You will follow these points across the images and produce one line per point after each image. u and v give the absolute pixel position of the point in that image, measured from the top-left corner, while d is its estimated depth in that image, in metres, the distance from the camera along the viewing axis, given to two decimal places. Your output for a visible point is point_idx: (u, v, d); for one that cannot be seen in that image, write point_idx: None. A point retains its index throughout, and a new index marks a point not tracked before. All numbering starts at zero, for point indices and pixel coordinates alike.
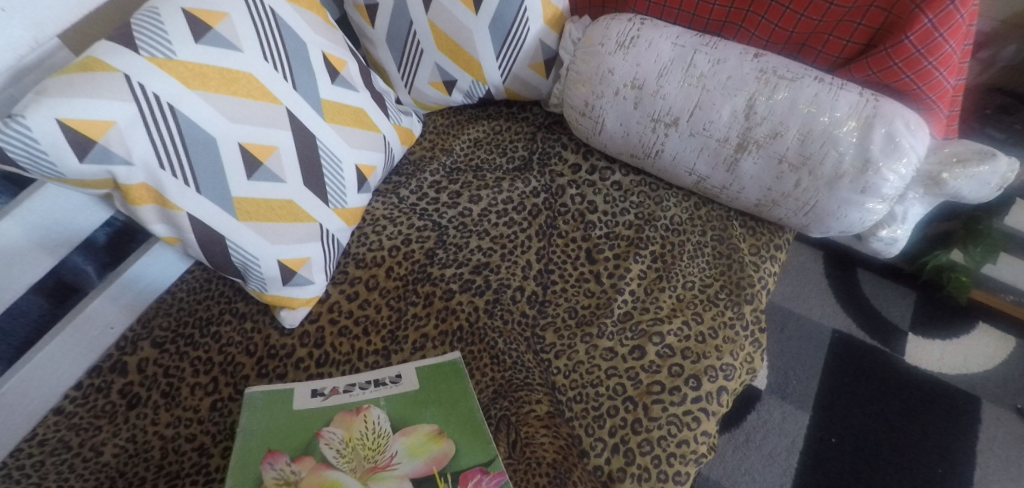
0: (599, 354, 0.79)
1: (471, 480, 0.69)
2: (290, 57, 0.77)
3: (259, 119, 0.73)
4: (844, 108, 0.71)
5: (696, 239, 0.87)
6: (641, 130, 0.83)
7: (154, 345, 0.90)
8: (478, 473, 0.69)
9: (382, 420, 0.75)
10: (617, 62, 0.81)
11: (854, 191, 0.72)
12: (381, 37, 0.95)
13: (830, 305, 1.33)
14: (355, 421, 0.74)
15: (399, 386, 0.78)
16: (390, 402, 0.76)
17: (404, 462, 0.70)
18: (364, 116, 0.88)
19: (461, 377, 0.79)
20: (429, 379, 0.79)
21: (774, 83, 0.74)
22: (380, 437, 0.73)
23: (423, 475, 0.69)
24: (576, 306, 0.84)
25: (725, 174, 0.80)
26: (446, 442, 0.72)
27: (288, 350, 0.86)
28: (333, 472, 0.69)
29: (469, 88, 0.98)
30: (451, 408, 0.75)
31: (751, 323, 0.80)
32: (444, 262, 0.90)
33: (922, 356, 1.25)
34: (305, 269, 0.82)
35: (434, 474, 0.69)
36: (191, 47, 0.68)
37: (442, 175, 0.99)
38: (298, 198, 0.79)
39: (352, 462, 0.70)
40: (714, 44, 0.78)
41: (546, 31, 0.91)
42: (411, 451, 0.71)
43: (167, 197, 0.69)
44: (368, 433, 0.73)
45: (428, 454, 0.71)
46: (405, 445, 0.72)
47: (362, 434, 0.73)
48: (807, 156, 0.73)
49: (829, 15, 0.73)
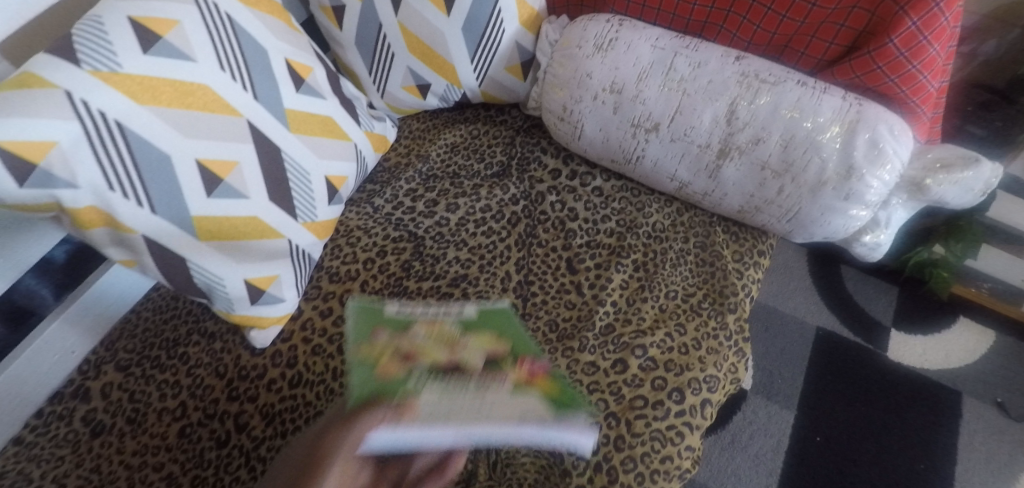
0: (581, 369, 0.76)
1: (524, 363, 0.64)
2: (249, 66, 0.73)
3: (217, 133, 0.69)
4: (827, 113, 0.68)
5: (679, 246, 0.85)
6: (621, 135, 0.80)
7: (118, 369, 0.86)
8: (533, 360, 0.65)
9: (456, 327, 0.68)
10: (595, 65, 0.78)
11: (837, 198, 0.70)
12: (350, 41, 0.91)
13: (814, 302, 1.32)
14: (438, 327, 0.68)
15: (458, 310, 0.70)
16: (463, 318, 0.70)
17: (475, 353, 0.65)
18: (332, 125, 0.84)
19: (512, 318, 0.70)
20: (488, 315, 0.70)
21: (756, 87, 0.71)
22: (454, 334, 0.67)
23: (492, 361, 0.64)
24: (557, 319, 0.82)
25: (707, 180, 0.78)
26: (502, 342, 0.67)
27: (259, 371, 0.83)
28: (427, 354, 0.64)
29: (444, 92, 0.94)
30: (508, 330, 0.68)
31: (735, 333, 0.79)
32: (421, 275, 0.87)
33: (903, 351, 1.26)
34: (274, 287, 0.79)
35: (500, 359, 0.64)
36: (140, 59, 0.64)
37: (417, 183, 0.95)
38: (264, 214, 0.75)
39: (437, 346, 0.65)
40: (695, 46, 0.76)
41: (522, 32, 0.88)
42: (482, 344, 0.66)
43: (119, 220, 0.65)
44: (444, 334, 0.67)
45: (502, 346, 0.66)
46: (475, 343, 0.66)
47: (440, 335, 0.67)
48: (789, 163, 0.70)
49: (812, 17, 0.70)
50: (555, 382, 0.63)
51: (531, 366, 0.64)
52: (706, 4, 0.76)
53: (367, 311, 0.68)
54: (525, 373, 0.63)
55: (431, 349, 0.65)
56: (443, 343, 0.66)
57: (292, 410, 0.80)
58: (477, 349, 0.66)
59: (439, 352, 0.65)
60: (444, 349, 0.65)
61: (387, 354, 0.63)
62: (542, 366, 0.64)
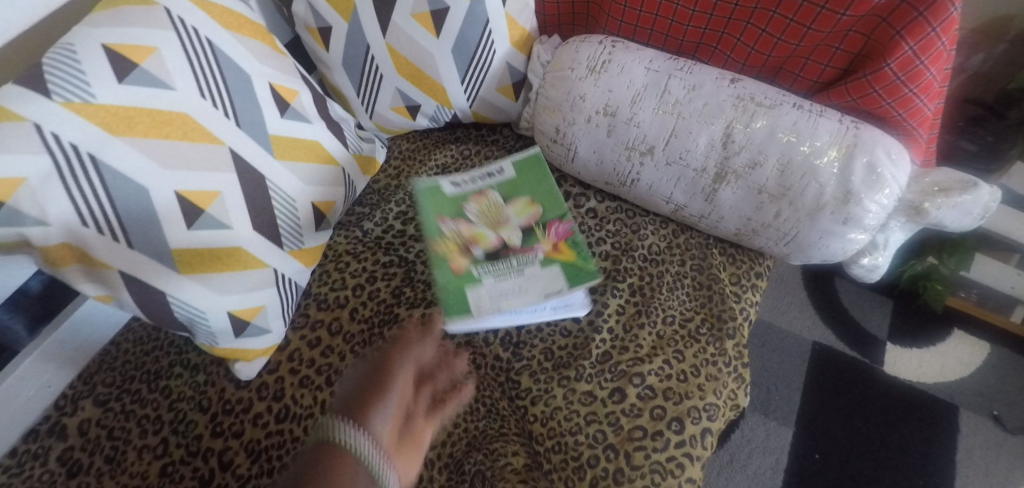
0: (577, 399, 0.75)
1: (553, 229, 0.85)
2: (230, 92, 0.70)
3: (197, 163, 0.67)
4: (824, 137, 0.67)
5: (676, 269, 0.83)
6: (615, 157, 0.78)
7: (96, 405, 0.82)
8: (559, 222, 0.86)
9: (499, 199, 0.89)
10: (588, 88, 0.77)
11: (836, 223, 0.68)
12: (336, 62, 0.89)
13: (810, 317, 1.31)
14: (483, 200, 0.89)
15: (498, 177, 0.90)
16: (502, 186, 0.90)
17: (515, 220, 0.86)
18: (319, 149, 0.81)
19: (544, 165, 0.91)
20: (522, 164, 0.92)
21: (752, 110, 0.70)
22: (499, 206, 0.88)
23: (529, 226, 0.86)
24: (553, 346, 0.80)
25: (703, 203, 0.76)
26: (536, 208, 0.87)
27: (244, 405, 0.80)
28: (477, 227, 0.86)
29: (435, 113, 0.92)
30: (539, 182, 0.89)
31: (734, 359, 0.77)
32: (412, 302, 0.84)
33: (899, 365, 1.24)
34: (259, 318, 0.76)
35: (534, 226, 0.85)
36: (114, 88, 0.62)
37: (407, 205, 0.92)
38: (247, 244, 0.73)
39: (487, 222, 0.87)
40: (690, 68, 0.75)
41: (512, 53, 0.86)
42: (521, 215, 0.87)
43: (93, 255, 0.63)
44: (490, 207, 0.88)
45: (540, 210, 0.87)
46: (514, 211, 0.87)
47: (488, 207, 0.88)
48: (787, 187, 0.69)
49: (807, 40, 0.69)
50: (574, 247, 0.83)
51: (558, 229, 0.85)
52: (700, 25, 0.75)
53: (430, 192, 0.90)
54: (551, 241, 0.84)
55: (481, 230, 0.86)
56: (491, 219, 0.87)
57: (278, 446, 0.77)
58: (520, 211, 0.88)
59: (489, 232, 0.86)
60: (492, 229, 0.86)
61: (456, 245, 0.85)
62: (565, 225, 0.85)
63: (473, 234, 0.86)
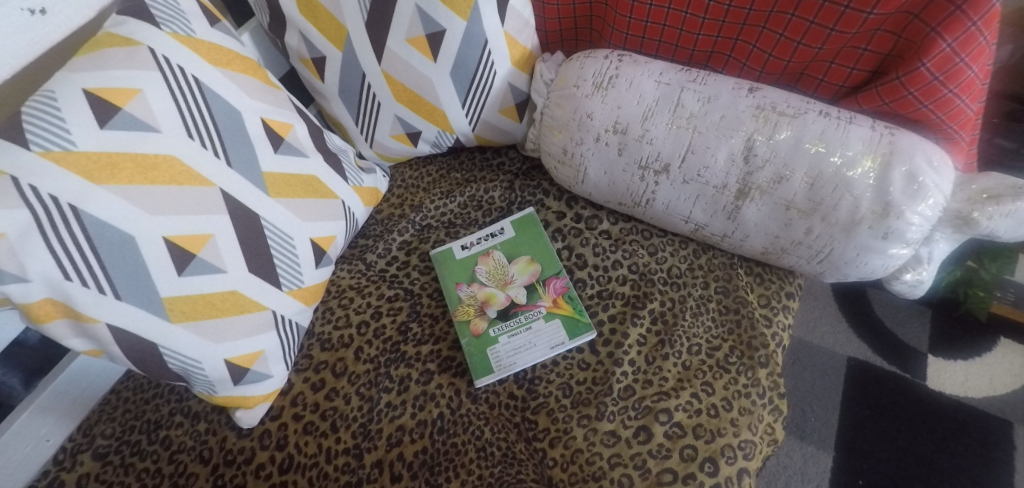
0: (600, 440, 0.69)
1: (551, 286, 0.81)
2: (219, 129, 0.67)
3: (186, 206, 0.64)
4: (856, 145, 0.62)
5: (699, 292, 0.78)
6: (628, 178, 0.74)
7: (96, 458, 0.77)
8: (555, 279, 0.81)
9: (503, 261, 0.84)
10: (595, 105, 0.72)
11: (874, 237, 0.62)
12: (333, 92, 0.85)
13: (843, 331, 1.16)
14: (489, 264, 0.85)
15: (502, 233, 0.86)
16: (504, 246, 0.85)
17: (518, 279, 0.83)
18: (317, 184, 0.78)
19: (538, 222, 0.86)
20: (521, 223, 0.86)
21: (774, 121, 0.65)
22: (503, 265, 0.84)
23: (531, 286, 0.82)
24: (571, 382, 0.74)
25: (726, 221, 0.71)
26: (536, 265, 0.83)
27: (246, 455, 0.75)
28: (488, 289, 0.83)
29: (436, 138, 0.88)
30: (538, 239, 0.85)
31: (768, 390, 0.71)
32: (419, 339, 0.80)
33: (943, 380, 1.09)
34: (259, 364, 0.72)
35: (535, 283, 0.82)
36: (95, 134, 0.59)
37: (411, 235, 0.89)
38: (243, 287, 0.69)
39: (496, 284, 0.83)
40: (703, 79, 0.70)
41: (514, 73, 0.82)
42: (523, 272, 0.83)
43: (79, 310, 0.59)
44: (496, 270, 0.84)
45: (540, 266, 0.83)
46: (517, 270, 0.83)
47: (493, 271, 0.84)
48: (818, 201, 0.64)
49: (831, 42, 0.64)
50: (571, 302, 0.79)
51: (556, 285, 0.81)
52: (711, 33, 0.70)
53: (442, 257, 0.86)
54: (551, 297, 0.80)
55: (492, 291, 0.83)
56: (498, 280, 0.83)
57: None
58: (522, 271, 0.83)
59: (499, 291, 0.83)
60: (501, 289, 0.83)
61: (472, 308, 0.81)
62: (563, 281, 0.81)
63: (485, 298, 0.82)
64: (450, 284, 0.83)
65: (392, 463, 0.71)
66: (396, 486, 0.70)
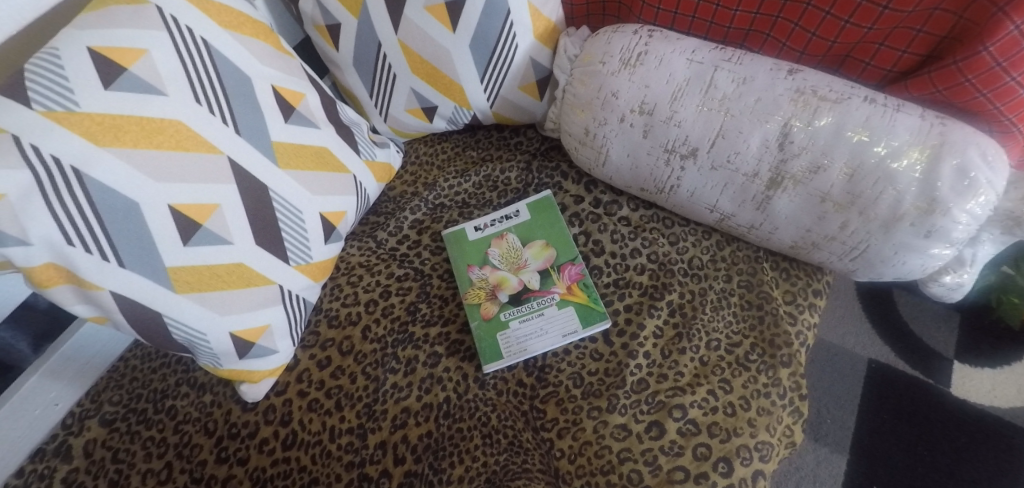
0: (610, 433, 0.66)
1: (566, 272, 0.78)
2: (228, 95, 0.65)
3: (193, 174, 0.62)
4: (903, 135, 0.57)
5: (721, 286, 0.74)
6: (652, 162, 0.70)
7: (102, 424, 0.76)
8: (570, 265, 0.78)
9: (517, 244, 0.82)
10: (621, 83, 0.68)
11: (916, 236, 0.58)
12: (348, 62, 0.83)
13: (866, 332, 1.11)
14: (502, 246, 0.82)
15: (517, 215, 0.83)
16: (519, 229, 0.83)
17: (531, 263, 0.80)
18: (328, 156, 0.75)
19: (555, 205, 0.83)
20: (537, 206, 0.83)
21: (814, 106, 0.60)
22: (516, 249, 0.81)
23: (545, 271, 0.79)
24: (583, 372, 0.71)
25: (755, 212, 0.67)
26: (550, 250, 0.80)
27: (250, 429, 0.74)
28: (501, 273, 0.80)
29: (452, 114, 0.85)
30: (554, 223, 0.82)
31: (790, 390, 0.67)
32: (428, 320, 0.78)
33: (969, 387, 1.04)
34: (264, 338, 0.71)
35: (549, 269, 0.79)
36: (99, 95, 0.57)
37: (424, 213, 0.86)
38: (249, 259, 0.67)
39: (508, 267, 0.81)
40: (738, 58, 0.65)
41: (537, 47, 0.78)
42: (537, 257, 0.80)
43: (82, 276, 0.58)
44: (509, 254, 0.81)
45: (555, 251, 0.80)
46: (531, 254, 0.81)
47: (506, 254, 0.81)
48: (856, 194, 0.59)
49: (882, 22, 0.59)
50: (586, 290, 0.76)
51: (571, 272, 0.78)
52: (750, 9, 0.65)
53: (455, 238, 0.83)
54: (566, 284, 0.77)
55: (504, 275, 0.80)
56: (511, 264, 0.81)
57: (284, 476, 0.70)
58: (536, 256, 0.80)
59: (512, 275, 0.80)
60: (514, 273, 0.80)
61: (483, 291, 0.79)
62: (578, 268, 0.78)
63: (497, 281, 0.80)
64: (462, 266, 0.81)
65: (395, 445, 0.70)
66: (398, 468, 0.69)
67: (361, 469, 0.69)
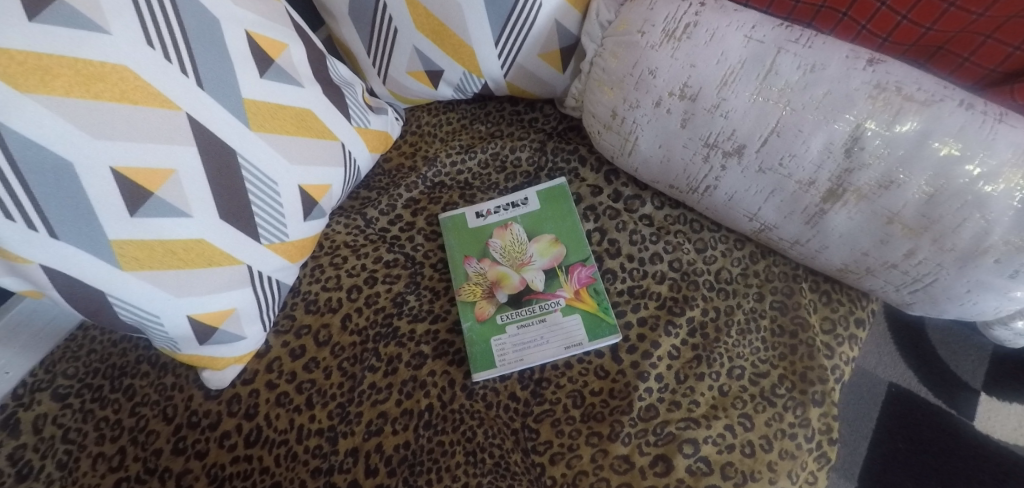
0: (609, 464, 0.58)
1: (575, 274, 0.69)
2: (189, 41, 0.55)
3: (143, 132, 0.53)
4: (1005, 151, 0.46)
5: (750, 305, 0.64)
6: (689, 156, 0.60)
7: (56, 398, 0.69)
8: (581, 268, 0.69)
9: (522, 237, 0.72)
10: (661, 60, 0.58)
11: (997, 275, 0.48)
12: (343, 11, 0.72)
13: (888, 353, 1.01)
14: (505, 238, 0.73)
15: (526, 203, 0.74)
16: (526, 220, 0.73)
17: (536, 261, 0.71)
18: (312, 120, 0.65)
19: (569, 197, 0.73)
20: (549, 195, 0.74)
21: (897, 106, 0.49)
22: (522, 242, 0.72)
23: (552, 271, 0.70)
24: (584, 391, 0.63)
25: (804, 227, 0.57)
26: (560, 247, 0.71)
27: (212, 419, 0.66)
28: (501, 267, 0.71)
29: (460, 81, 0.75)
30: (566, 216, 0.72)
31: (818, 433, 0.59)
32: (415, 315, 0.69)
33: (996, 423, 0.94)
34: (230, 323, 0.63)
35: (556, 269, 0.69)
36: (21, 29, 0.46)
37: (421, 192, 0.77)
38: (213, 235, 0.58)
39: (510, 262, 0.71)
40: (808, 39, 0.54)
41: (564, 8, 0.67)
42: (544, 254, 0.71)
43: (6, 248, 0.50)
44: (512, 247, 0.72)
45: (565, 249, 0.70)
46: (538, 251, 0.71)
47: (509, 247, 0.72)
48: (934, 219, 0.49)
49: (998, 8, 0.48)
50: (596, 296, 0.67)
51: (581, 274, 0.68)
52: None
53: (453, 223, 0.74)
54: (573, 288, 0.68)
55: (504, 271, 0.71)
56: (514, 259, 0.72)
57: (244, 477, 0.62)
58: (543, 253, 0.71)
59: (514, 272, 0.71)
60: (516, 269, 0.71)
61: (480, 288, 0.70)
62: (590, 270, 0.68)
63: (497, 277, 0.71)
64: (457, 257, 0.72)
65: (368, 454, 0.62)
66: (369, 481, 0.61)
67: (328, 477, 0.61)
